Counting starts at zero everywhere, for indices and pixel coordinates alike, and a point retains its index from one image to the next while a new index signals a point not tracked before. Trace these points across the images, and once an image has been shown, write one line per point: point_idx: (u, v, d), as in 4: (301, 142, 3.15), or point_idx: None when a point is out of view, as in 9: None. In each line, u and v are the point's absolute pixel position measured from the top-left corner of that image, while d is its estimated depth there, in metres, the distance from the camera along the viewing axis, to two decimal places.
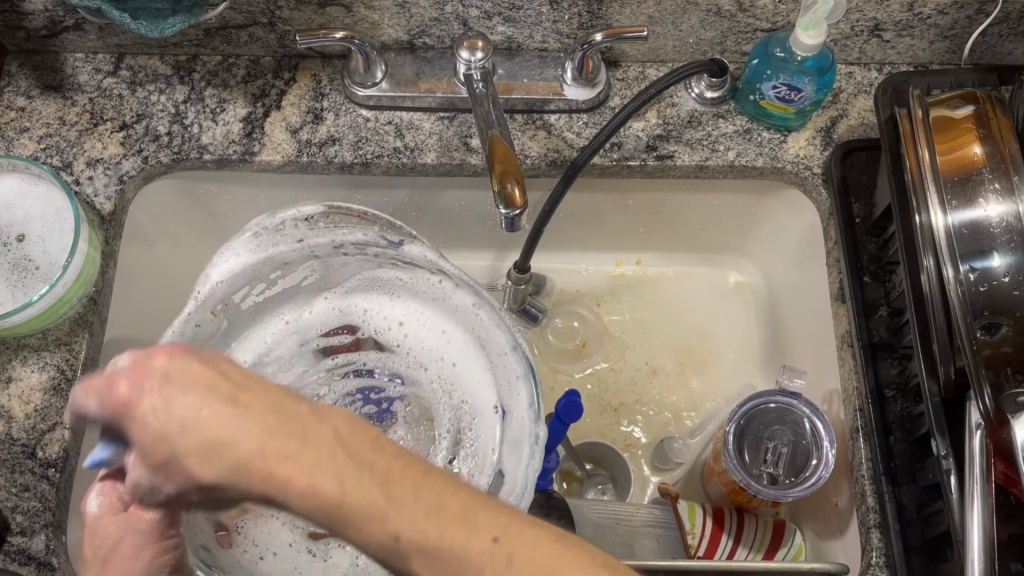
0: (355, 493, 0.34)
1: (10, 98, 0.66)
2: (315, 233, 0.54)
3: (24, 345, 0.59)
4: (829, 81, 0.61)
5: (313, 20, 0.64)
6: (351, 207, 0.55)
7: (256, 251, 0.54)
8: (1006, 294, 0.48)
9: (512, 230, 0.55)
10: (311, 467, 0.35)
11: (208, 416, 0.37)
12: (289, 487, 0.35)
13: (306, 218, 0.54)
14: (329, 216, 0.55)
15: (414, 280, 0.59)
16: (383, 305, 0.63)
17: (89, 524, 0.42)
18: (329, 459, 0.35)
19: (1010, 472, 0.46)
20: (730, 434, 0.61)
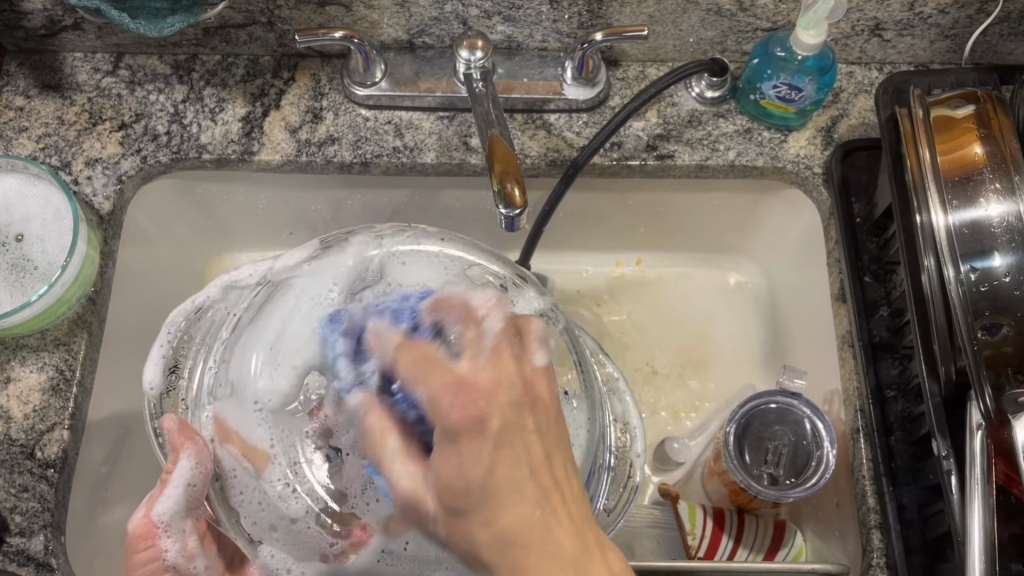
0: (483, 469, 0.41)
1: (9, 98, 0.65)
2: (195, 335, 0.54)
3: (23, 345, 0.58)
4: (829, 80, 0.60)
5: (313, 20, 0.63)
6: (193, 331, 0.54)
7: (160, 372, 0.53)
8: (1007, 294, 0.48)
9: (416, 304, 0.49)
10: (508, 466, 0.41)
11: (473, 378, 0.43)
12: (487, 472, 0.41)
13: (176, 333, 0.54)
14: (192, 327, 0.54)
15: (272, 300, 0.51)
16: (263, 337, 0.50)
17: (134, 538, 0.50)
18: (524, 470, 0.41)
19: (1011, 473, 0.46)
20: (730, 435, 0.61)
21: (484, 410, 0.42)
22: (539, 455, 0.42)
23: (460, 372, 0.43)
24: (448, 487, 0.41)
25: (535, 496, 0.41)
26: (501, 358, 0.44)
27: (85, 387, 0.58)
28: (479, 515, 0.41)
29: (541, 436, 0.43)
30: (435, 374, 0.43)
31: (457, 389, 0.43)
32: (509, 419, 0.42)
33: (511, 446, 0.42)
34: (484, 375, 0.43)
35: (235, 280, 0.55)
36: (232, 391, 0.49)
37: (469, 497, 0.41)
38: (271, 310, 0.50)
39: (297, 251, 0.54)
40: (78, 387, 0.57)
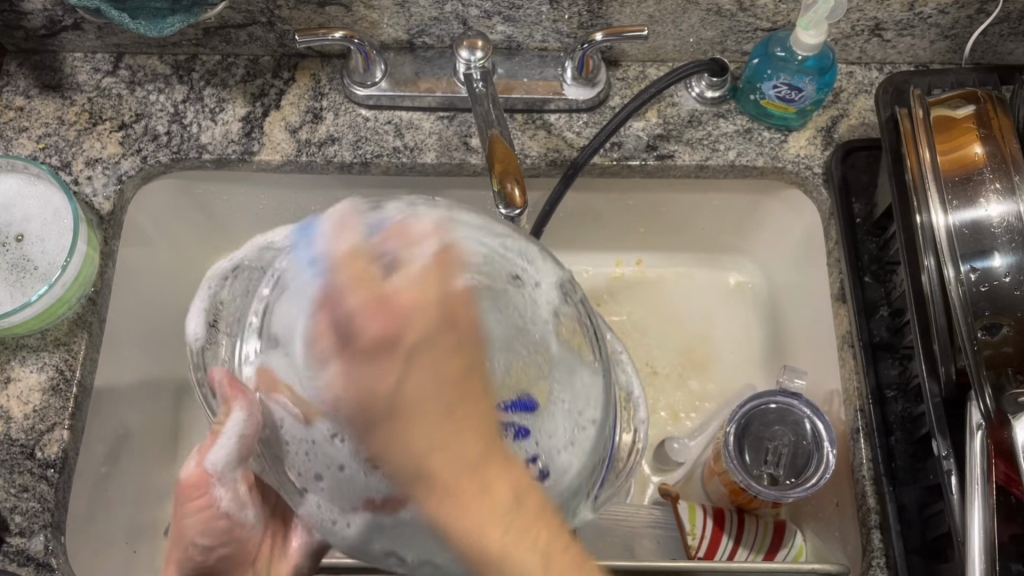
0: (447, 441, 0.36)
1: (9, 98, 0.65)
2: (241, 289, 0.44)
3: (23, 345, 0.58)
4: (829, 80, 0.60)
5: (313, 20, 0.63)
6: (222, 290, 0.45)
7: (204, 323, 0.45)
8: (1007, 294, 0.48)
9: (316, 238, 0.38)
10: (437, 432, 0.36)
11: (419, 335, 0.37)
12: (421, 427, 0.36)
13: (213, 290, 0.45)
14: (236, 284, 0.44)
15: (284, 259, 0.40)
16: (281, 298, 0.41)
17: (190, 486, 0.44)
18: (440, 427, 0.36)
19: (1011, 473, 0.46)
20: (730, 435, 0.61)
21: (413, 330, 0.37)
22: (471, 385, 0.37)
23: (385, 286, 0.37)
24: (411, 400, 0.37)
25: (460, 461, 0.36)
26: (426, 282, 0.37)
27: (85, 388, 0.58)
28: (393, 443, 0.36)
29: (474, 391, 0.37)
30: (366, 292, 0.37)
31: (383, 309, 0.37)
32: (423, 338, 0.37)
33: (432, 391, 0.37)
34: (422, 288, 0.37)
35: (270, 242, 0.44)
36: (278, 342, 0.38)
37: (378, 420, 0.36)
38: (286, 268, 0.40)
39: (325, 210, 0.46)
40: (78, 387, 0.57)
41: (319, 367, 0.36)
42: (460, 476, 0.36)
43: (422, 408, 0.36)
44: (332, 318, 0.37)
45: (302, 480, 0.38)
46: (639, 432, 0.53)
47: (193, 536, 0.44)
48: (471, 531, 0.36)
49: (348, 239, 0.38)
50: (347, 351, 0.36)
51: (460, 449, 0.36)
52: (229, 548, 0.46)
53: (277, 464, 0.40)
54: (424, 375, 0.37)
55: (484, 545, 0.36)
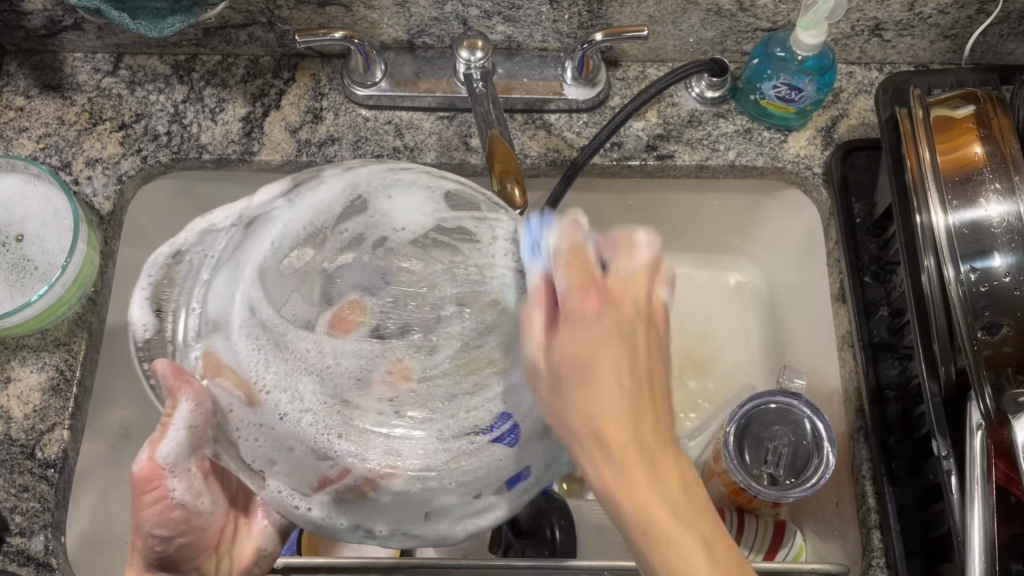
0: (653, 435, 0.35)
1: (9, 98, 0.65)
2: (181, 264, 0.46)
3: (23, 345, 0.58)
4: (829, 80, 0.60)
5: (313, 20, 0.63)
6: (171, 266, 0.46)
7: (148, 311, 0.46)
8: (1007, 294, 0.48)
9: (539, 232, 0.43)
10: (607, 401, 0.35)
11: (601, 338, 0.36)
12: (592, 424, 0.35)
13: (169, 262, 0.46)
14: (179, 262, 0.46)
15: (253, 244, 0.44)
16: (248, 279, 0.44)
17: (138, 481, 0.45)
18: (631, 398, 0.35)
19: (1011, 473, 0.46)
20: (730, 435, 0.61)
21: (594, 352, 0.36)
22: (642, 354, 0.37)
23: (602, 278, 0.38)
24: (562, 363, 0.37)
25: (628, 429, 0.35)
26: (638, 278, 0.39)
27: (85, 388, 0.58)
28: (571, 398, 0.36)
29: (653, 363, 0.38)
30: (580, 276, 0.38)
31: (611, 313, 0.37)
32: (625, 318, 0.37)
33: (606, 346, 0.36)
34: (637, 285, 0.38)
35: (210, 225, 0.47)
36: (219, 326, 0.43)
37: (567, 378, 0.36)
38: (250, 248, 0.44)
39: (267, 188, 0.47)
40: (78, 387, 0.57)
41: (535, 382, 0.39)
42: (632, 451, 0.35)
43: (597, 406, 0.35)
44: (546, 291, 0.40)
45: (258, 465, 0.43)
46: None
47: (146, 526, 0.46)
48: (634, 503, 0.34)
49: (574, 235, 0.40)
50: (576, 361, 0.36)
51: (625, 398, 0.35)
52: (187, 537, 0.48)
53: (230, 452, 0.44)
54: (606, 364, 0.36)
55: (654, 526, 0.34)
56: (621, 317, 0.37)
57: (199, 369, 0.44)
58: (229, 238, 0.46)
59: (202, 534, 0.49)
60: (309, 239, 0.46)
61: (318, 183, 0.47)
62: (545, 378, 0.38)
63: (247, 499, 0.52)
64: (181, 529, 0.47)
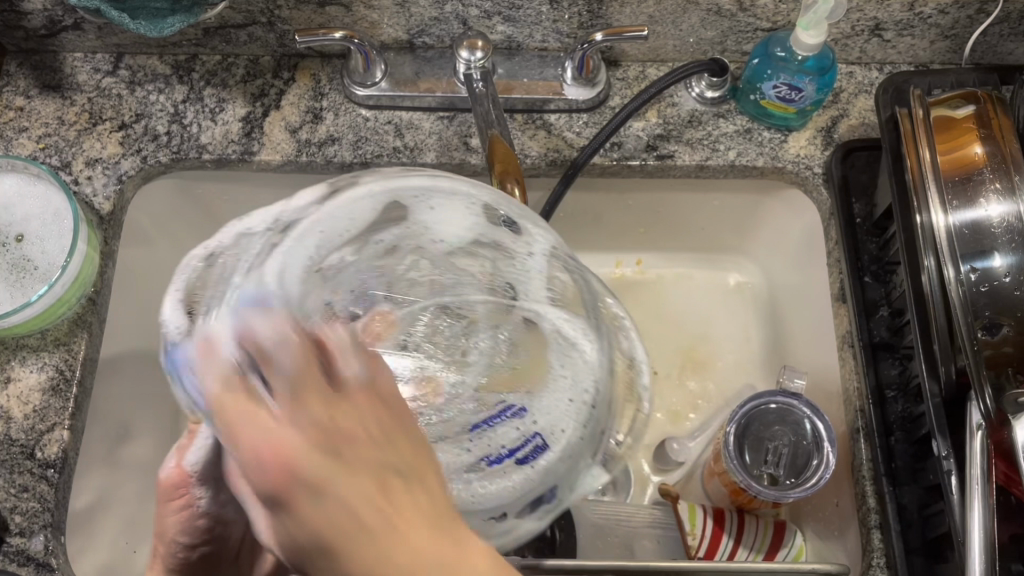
0: (355, 488, 0.29)
1: (9, 98, 0.65)
2: (213, 272, 0.39)
3: (23, 345, 0.58)
4: (829, 80, 0.60)
5: (313, 20, 0.63)
6: (200, 275, 0.39)
7: (182, 317, 0.38)
8: (1007, 294, 0.48)
9: (237, 317, 0.34)
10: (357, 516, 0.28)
11: (285, 415, 0.30)
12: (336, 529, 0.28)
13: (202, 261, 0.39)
14: (210, 269, 0.39)
15: (285, 248, 0.39)
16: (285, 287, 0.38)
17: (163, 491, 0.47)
18: (349, 474, 0.29)
19: (1011, 473, 0.46)
20: (730, 435, 0.61)
21: (299, 457, 0.29)
22: (373, 455, 0.30)
23: (262, 395, 0.30)
24: (274, 455, 0.29)
25: (381, 447, 0.30)
26: (308, 368, 0.32)
27: (85, 388, 0.58)
28: (287, 517, 0.29)
29: (360, 445, 0.30)
30: (308, 380, 0.31)
31: (260, 368, 0.31)
32: (312, 398, 0.30)
33: (335, 406, 0.31)
34: (364, 400, 0.32)
35: (247, 227, 0.41)
36: None
37: (299, 489, 0.29)
38: (273, 256, 0.38)
39: (311, 189, 0.43)
40: (78, 387, 0.57)
41: (242, 441, 0.30)
42: (360, 486, 0.29)
43: (318, 496, 0.28)
44: (270, 367, 0.31)
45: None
46: (644, 403, 0.46)
47: (170, 531, 0.49)
48: (372, 572, 0.28)
49: (219, 357, 0.33)
50: (272, 446, 0.29)
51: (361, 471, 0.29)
52: (210, 544, 0.51)
53: None
54: (346, 486, 0.29)
55: None
56: (315, 380, 0.31)
57: None
58: (265, 243, 0.40)
59: (225, 541, 0.52)
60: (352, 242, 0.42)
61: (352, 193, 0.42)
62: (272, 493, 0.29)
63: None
64: (206, 536, 0.50)
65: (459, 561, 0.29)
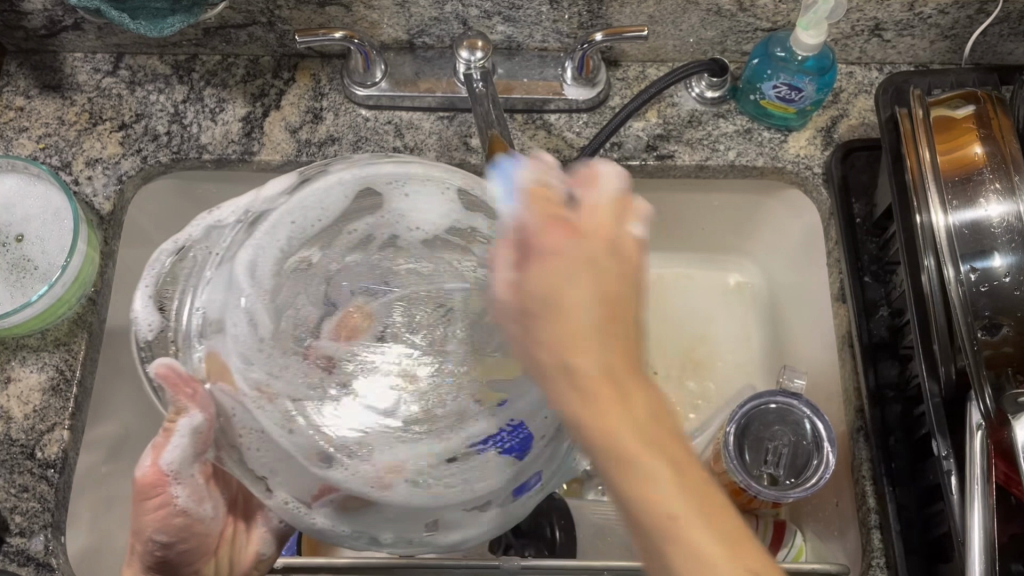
0: (602, 352, 0.33)
1: (9, 98, 0.66)
2: (190, 261, 0.46)
3: (23, 345, 0.58)
4: (829, 80, 0.60)
5: (313, 20, 0.63)
6: (180, 261, 0.46)
7: (153, 309, 0.45)
8: (1007, 295, 0.48)
9: (509, 177, 0.40)
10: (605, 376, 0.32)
11: (577, 285, 0.33)
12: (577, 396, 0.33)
13: (176, 249, 0.46)
14: (187, 254, 0.46)
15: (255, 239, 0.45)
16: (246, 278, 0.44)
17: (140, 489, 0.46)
18: (604, 343, 0.33)
19: (1011, 473, 0.46)
20: (730, 435, 0.61)
21: (561, 297, 0.33)
22: (612, 287, 0.34)
23: (571, 214, 0.35)
24: (528, 298, 0.34)
25: (628, 419, 0.32)
26: (606, 225, 0.35)
27: (85, 387, 0.58)
28: (538, 339, 0.33)
29: (603, 373, 0.33)
30: (548, 210, 0.35)
31: (570, 231, 0.35)
32: (597, 256, 0.34)
33: (575, 278, 0.34)
34: (604, 218, 0.35)
35: (217, 220, 0.46)
36: (221, 326, 0.44)
37: (534, 314, 0.34)
38: (245, 247, 0.45)
39: (278, 178, 0.47)
40: (78, 387, 0.57)
41: (497, 265, 0.35)
42: (596, 376, 0.32)
43: (568, 364, 0.33)
44: (513, 242, 0.35)
45: (259, 470, 0.44)
46: None
47: (147, 531, 0.46)
48: (605, 436, 0.32)
49: (537, 183, 0.38)
50: (545, 302, 0.33)
51: (594, 355, 0.33)
52: (188, 543, 0.49)
53: (234, 457, 0.45)
54: (590, 360, 0.33)
55: (584, 421, 0.32)
56: (597, 276, 0.34)
57: (203, 373, 0.44)
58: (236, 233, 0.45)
59: (205, 540, 0.50)
60: (317, 238, 0.47)
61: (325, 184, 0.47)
62: (511, 316, 0.34)
63: (246, 502, 0.54)
64: (185, 535, 0.48)
65: (652, 430, 0.32)
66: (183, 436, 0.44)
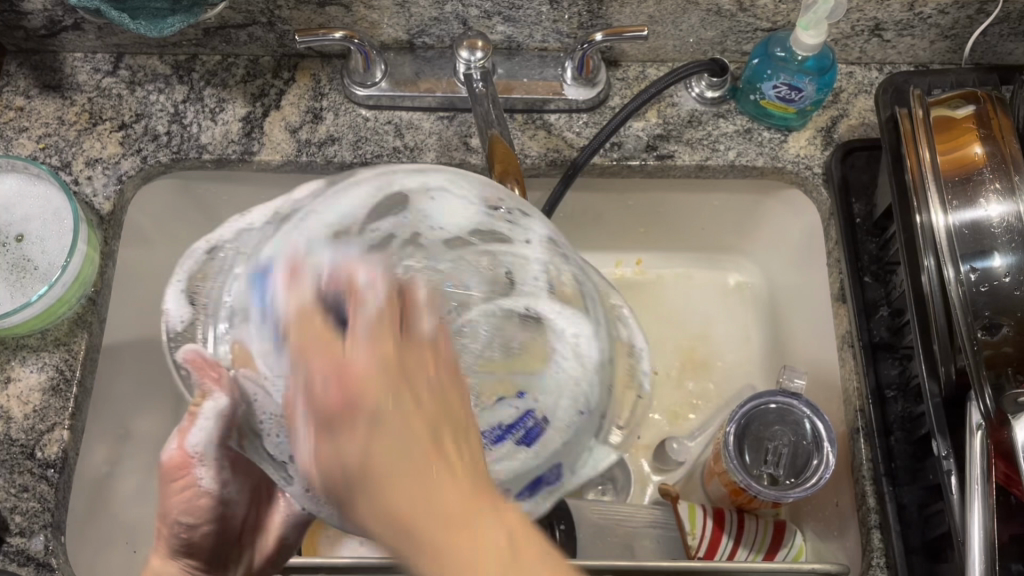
0: (413, 423, 0.34)
1: (9, 98, 0.65)
2: (215, 263, 0.44)
3: (23, 345, 0.58)
4: (829, 80, 0.60)
5: (313, 20, 0.63)
6: (214, 258, 0.45)
7: (184, 305, 0.45)
8: (1007, 294, 0.48)
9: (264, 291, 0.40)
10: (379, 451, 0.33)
11: (383, 396, 0.34)
12: (370, 463, 0.33)
13: (209, 249, 0.45)
14: (217, 255, 0.45)
15: (285, 236, 0.41)
16: (275, 266, 0.40)
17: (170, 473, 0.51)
18: (395, 405, 0.34)
19: (1010, 472, 0.46)
20: (730, 435, 0.61)
21: (353, 383, 0.34)
22: (415, 408, 0.34)
23: (335, 330, 0.36)
24: (339, 402, 0.35)
25: (401, 464, 0.33)
26: (385, 334, 0.36)
27: (85, 387, 0.58)
28: (335, 444, 0.35)
29: (412, 430, 0.34)
30: (324, 353, 0.36)
31: (337, 377, 0.35)
32: (379, 388, 0.34)
33: (383, 412, 0.34)
34: (382, 318, 0.36)
35: (247, 224, 0.45)
36: (248, 317, 0.40)
37: (336, 419, 0.35)
38: (270, 246, 0.42)
39: (305, 188, 0.46)
40: (78, 387, 0.57)
41: (297, 432, 0.37)
42: (363, 370, 0.34)
43: (402, 433, 0.34)
44: (297, 389, 0.37)
45: (272, 468, 0.44)
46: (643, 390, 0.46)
47: (173, 513, 0.51)
48: (399, 519, 0.33)
49: (295, 285, 0.38)
50: (357, 398, 0.34)
51: (465, 480, 0.33)
52: (212, 524, 0.53)
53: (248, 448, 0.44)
54: (388, 422, 0.34)
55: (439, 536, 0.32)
56: (404, 397, 0.34)
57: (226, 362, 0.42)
58: (265, 232, 0.43)
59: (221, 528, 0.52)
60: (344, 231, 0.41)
61: (352, 184, 0.44)
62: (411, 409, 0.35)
63: (270, 487, 0.54)
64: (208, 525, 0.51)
65: (451, 524, 0.32)
66: (197, 431, 0.47)
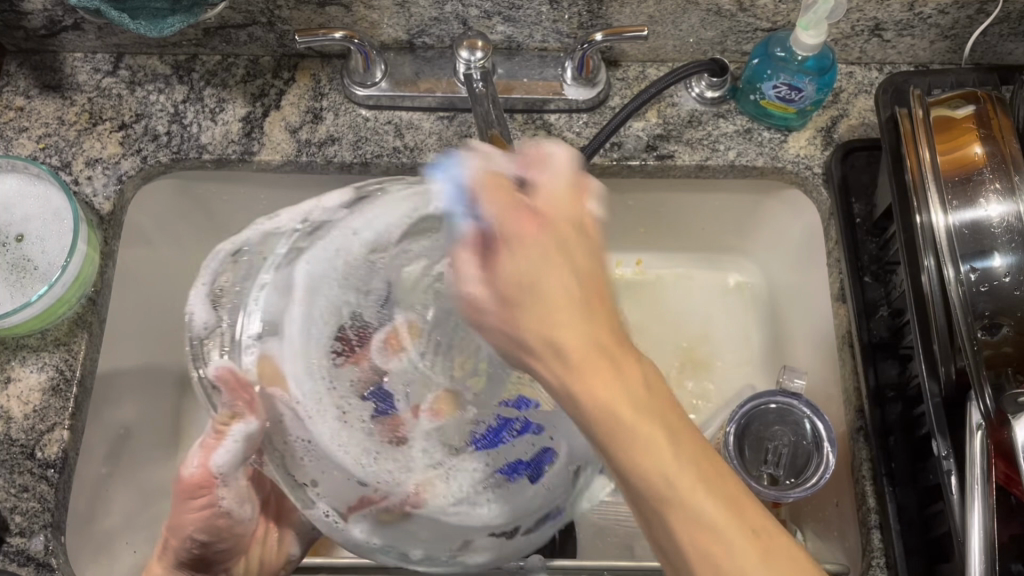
0: (574, 331, 0.34)
1: (9, 98, 0.65)
2: (243, 266, 0.46)
3: (23, 345, 0.58)
4: (829, 80, 0.60)
5: (313, 20, 0.63)
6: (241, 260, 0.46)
7: (208, 307, 0.46)
8: (1007, 295, 0.48)
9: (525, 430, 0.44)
10: (568, 325, 0.34)
11: (560, 302, 0.35)
12: (572, 372, 0.34)
13: (232, 251, 0.46)
14: (241, 257, 0.46)
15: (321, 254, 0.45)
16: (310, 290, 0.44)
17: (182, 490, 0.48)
18: (574, 302, 0.34)
19: (1010, 472, 0.46)
20: (730, 435, 0.61)
21: (551, 308, 0.34)
22: (606, 317, 0.35)
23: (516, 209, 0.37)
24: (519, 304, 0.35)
25: (609, 384, 0.33)
26: (559, 219, 0.37)
27: (85, 387, 0.58)
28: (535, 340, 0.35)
29: (589, 339, 0.34)
30: (506, 208, 0.37)
31: (533, 302, 0.35)
32: (575, 313, 0.34)
33: (557, 290, 0.35)
34: (556, 202, 0.38)
35: (275, 226, 0.47)
36: (279, 333, 0.44)
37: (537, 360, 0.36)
38: (302, 264, 0.45)
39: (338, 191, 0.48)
40: (78, 387, 0.57)
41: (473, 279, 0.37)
42: (583, 345, 0.34)
43: (589, 344, 0.34)
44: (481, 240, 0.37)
45: (303, 478, 0.44)
46: None
47: (187, 529, 0.49)
48: (595, 400, 0.33)
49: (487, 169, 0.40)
50: (546, 317, 0.34)
51: (627, 378, 0.34)
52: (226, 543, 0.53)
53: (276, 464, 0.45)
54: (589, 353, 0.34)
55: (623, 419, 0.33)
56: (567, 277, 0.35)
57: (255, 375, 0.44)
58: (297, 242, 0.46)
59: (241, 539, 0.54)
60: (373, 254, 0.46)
61: (378, 200, 0.47)
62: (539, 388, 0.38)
63: (280, 504, 0.57)
64: (223, 535, 0.52)
65: (615, 424, 0.33)
66: (226, 452, 0.46)
